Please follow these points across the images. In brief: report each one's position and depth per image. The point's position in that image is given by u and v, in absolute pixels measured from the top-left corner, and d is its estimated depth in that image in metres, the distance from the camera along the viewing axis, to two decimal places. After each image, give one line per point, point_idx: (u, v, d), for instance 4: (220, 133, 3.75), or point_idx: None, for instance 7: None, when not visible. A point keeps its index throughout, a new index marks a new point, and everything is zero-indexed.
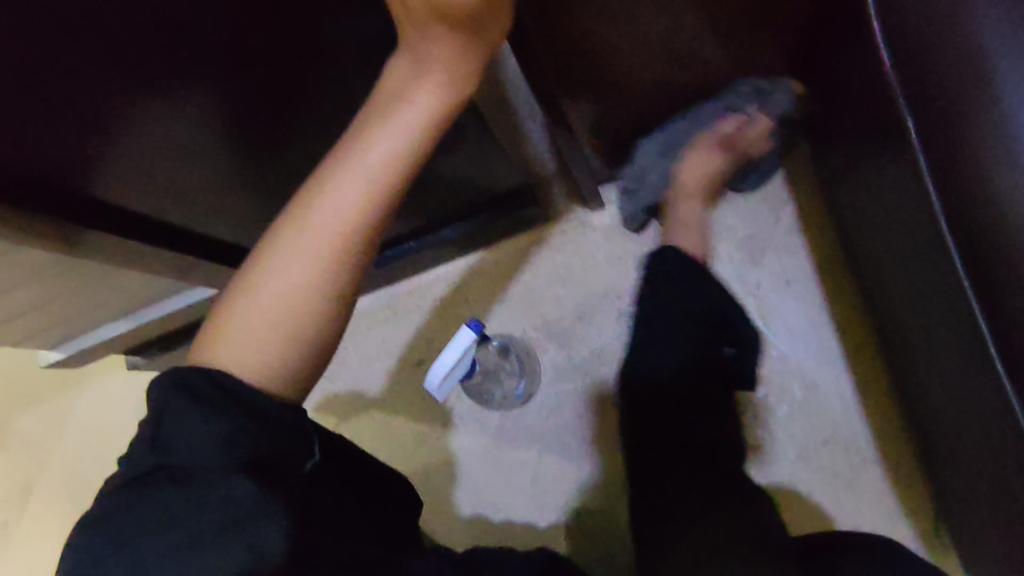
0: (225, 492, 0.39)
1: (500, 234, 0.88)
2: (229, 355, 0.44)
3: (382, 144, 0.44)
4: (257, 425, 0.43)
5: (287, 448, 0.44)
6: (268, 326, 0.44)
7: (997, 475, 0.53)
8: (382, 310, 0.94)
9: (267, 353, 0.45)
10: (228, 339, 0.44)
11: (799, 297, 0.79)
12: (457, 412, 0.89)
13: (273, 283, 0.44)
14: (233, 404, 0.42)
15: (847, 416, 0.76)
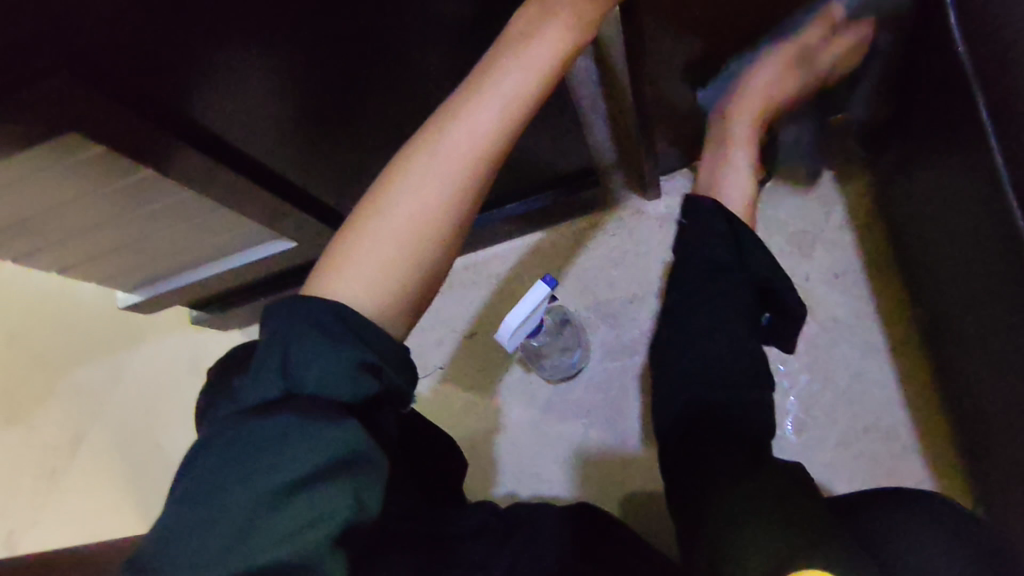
0: (334, 441, 0.41)
1: (560, 215, 0.92)
2: (358, 284, 0.48)
3: (510, 83, 0.51)
4: (373, 363, 0.45)
5: (393, 388, 0.47)
6: (397, 246, 0.49)
7: None
8: (438, 283, 0.98)
9: (393, 280, 0.48)
10: (355, 267, 0.48)
11: (847, 289, 0.83)
12: (507, 383, 0.93)
13: (406, 207, 0.49)
14: (357, 342, 0.45)
15: (889, 405, 0.79)
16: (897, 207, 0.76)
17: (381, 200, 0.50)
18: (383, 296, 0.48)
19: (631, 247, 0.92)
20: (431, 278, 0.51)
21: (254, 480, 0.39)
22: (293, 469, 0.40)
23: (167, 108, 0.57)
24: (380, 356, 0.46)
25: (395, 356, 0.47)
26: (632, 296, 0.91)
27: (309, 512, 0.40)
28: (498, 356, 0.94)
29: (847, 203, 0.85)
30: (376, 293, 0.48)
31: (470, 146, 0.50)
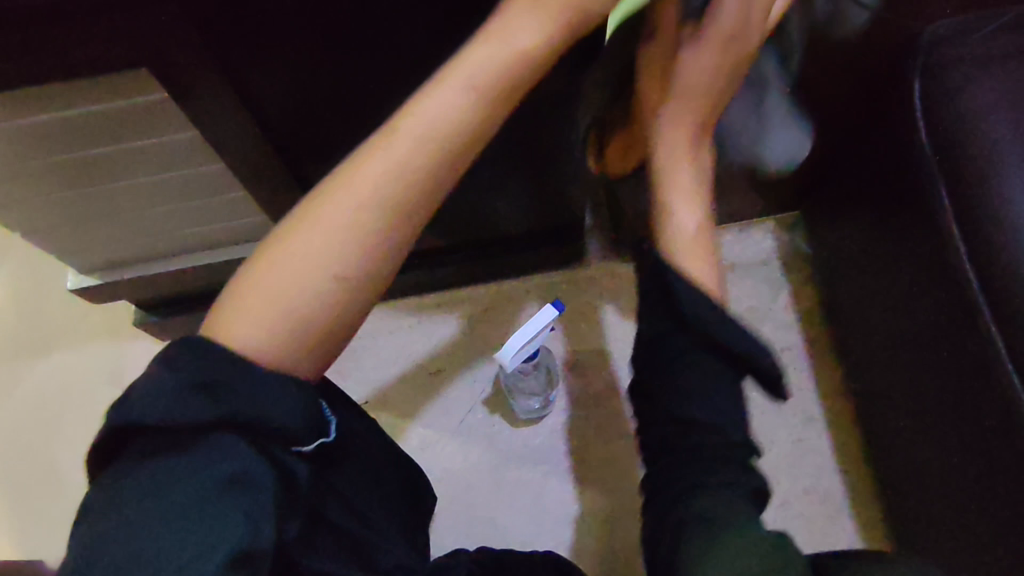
0: (180, 482, 0.35)
1: (538, 266, 0.97)
2: (236, 323, 0.41)
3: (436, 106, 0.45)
4: (214, 387, 0.37)
5: (270, 414, 0.38)
6: (285, 282, 0.42)
7: (992, 484, 0.63)
8: (408, 317, 0.98)
9: (287, 316, 0.41)
10: (245, 303, 0.41)
11: (791, 365, 0.93)
12: (469, 423, 0.92)
13: (295, 242, 0.43)
14: (201, 377, 0.37)
15: (826, 473, 0.87)
16: (838, 293, 0.88)
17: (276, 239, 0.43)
18: (269, 328, 0.41)
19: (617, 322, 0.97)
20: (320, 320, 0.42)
21: (119, 537, 0.33)
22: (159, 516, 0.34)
23: (243, 77, 0.58)
24: (224, 384, 0.37)
25: (268, 381, 0.38)
26: (599, 348, 0.95)
27: (188, 547, 0.33)
28: (462, 394, 0.94)
29: (792, 289, 0.97)
30: (267, 331, 0.41)
31: (376, 171, 0.44)
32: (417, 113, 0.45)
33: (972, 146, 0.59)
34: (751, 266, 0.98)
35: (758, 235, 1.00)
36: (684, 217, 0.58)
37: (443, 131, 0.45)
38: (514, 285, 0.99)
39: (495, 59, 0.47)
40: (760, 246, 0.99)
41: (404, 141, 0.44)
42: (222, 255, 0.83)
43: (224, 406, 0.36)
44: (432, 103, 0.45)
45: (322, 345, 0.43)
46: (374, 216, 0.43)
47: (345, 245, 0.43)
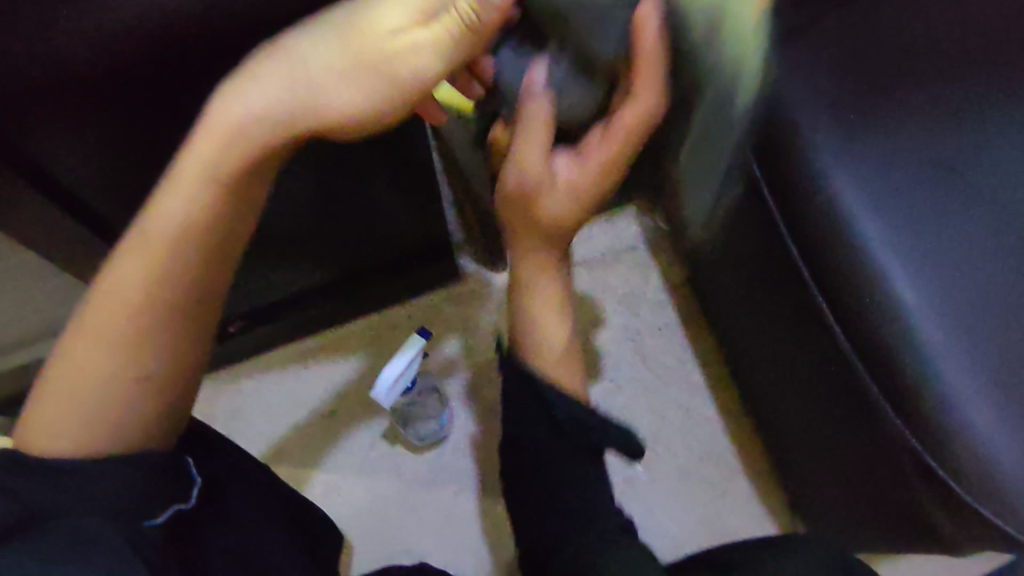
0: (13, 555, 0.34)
1: (415, 290, 0.97)
2: (59, 422, 0.42)
3: (173, 203, 0.44)
4: (23, 488, 0.38)
5: (95, 493, 0.40)
6: (108, 387, 0.43)
7: (841, 425, 0.69)
8: (294, 363, 0.96)
9: (84, 420, 0.42)
10: (46, 406, 0.42)
11: (672, 342, 0.97)
12: (371, 460, 0.91)
13: (115, 349, 0.43)
14: (28, 480, 0.38)
15: (716, 438, 0.92)
16: (698, 267, 0.93)
17: (87, 336, 0.43)
18: (95, 427, 0.43)
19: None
20: (146, 404, 0.45)
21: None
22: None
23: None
24: (46, 483, 0.39)
25: (115, 476, 0.41)
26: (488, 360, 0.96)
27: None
28: (358, 432, 0.92)
29: (661, 269, 1.01)
30: (62, 429, 0.42)
31: (160, 273, 0.44)
32: (164, 215, 0.44)
33: (774, 122, 0.63)
34: (621, 253, 1.02)
35: (624, 222, 1.03)
36: (553, 327, 0.59)
37: (190, 232, 0.44)
38: (397, 312, 0.98)
39: (244, 141, 0.43)
40: (627, 233, 1.03)
41: (181, 248, 0.44)
42: None
43: (41, 500, 0.38)
44: (175, 207, 0.44)
45: (128, 436, 0.44)
46: (165, 316, 0.45)
47: (135, 349, 0.44)
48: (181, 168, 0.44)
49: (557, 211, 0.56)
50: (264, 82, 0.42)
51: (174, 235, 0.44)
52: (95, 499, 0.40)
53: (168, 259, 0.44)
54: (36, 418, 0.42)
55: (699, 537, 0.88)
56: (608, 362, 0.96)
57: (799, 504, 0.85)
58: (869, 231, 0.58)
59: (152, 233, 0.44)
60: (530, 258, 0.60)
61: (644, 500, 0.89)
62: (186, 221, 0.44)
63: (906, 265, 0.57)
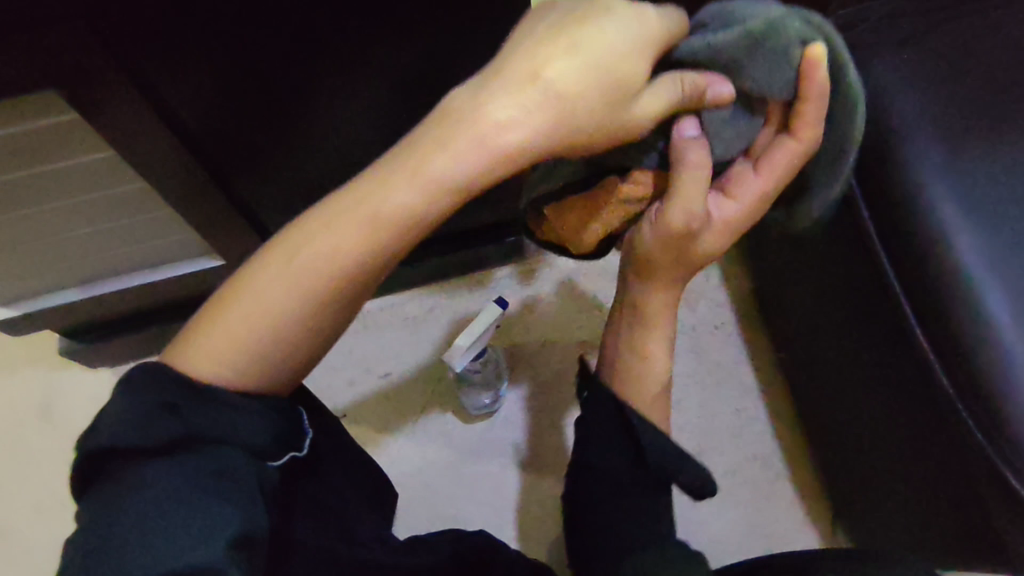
0: (179, 472, 0.35)
1: (478, 264, 0.98)
2: (221, 361, 0.40)
3: (405, 192, 0.38)
4: (182, 407, 0.37)
5: (239, 427, 0.39)
6: (276, 344, 0.41)
7: (904, 435, 0.69)
8: (352, 324, 0.98)
9: (244, 367, 0.40)
10: (213, 334, 0.40)
11: (726, 341, 0.98)
12: (421, 424, 0.93)
13: (292, 315, 0.40)
14: (177, 400, 0.37)
15: (764, 439, 0.93)
16: (762, 269, 0.94)
17: (272, 289, 0.40)
18: (250, 375, 0.41)
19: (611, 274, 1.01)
20: (297, 362, 0.43)
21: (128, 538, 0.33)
22: (152, 507, 0.34)
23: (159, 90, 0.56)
24: (196, 408, 0.38)
25: (250, 414, 0.40)
26: (543, 339, 0.97)
27: (188, 526, 0.33)
28: (412, 396, 0.94)
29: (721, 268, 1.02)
30: (224, 368, 0.40)
31: (357, 255, 0.40)
32: (387, 200, 0.38)
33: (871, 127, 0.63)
34: None
35: None
36: (661, 361, 0.55)
37: (404, 230, 0.39)
38: (457, 284, 1.00)
39: (497, 157, 0.37)
40: None
41: (391, 241, 0.39)
42: (145, 277, 0.80)
43: (194, 419, 0.37)
44: (403, 198, 0.38)
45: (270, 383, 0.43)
46: (345, 300, 0.41)
47: (306, 317, 0.41)
48: (433, 159, 0.37)
49: (716, 250, 0.53)
50: (544, 96, 0.36)
51: (390, 229, 0.39)
52: (233, 430, 0.39)
53: (374, 246, 0.40)
54: (200, 344, 0.40)
55: (740, 535, 0.88)
56: None
57: (844, 511, 0.85)
58: (960, 241, 0.58)
59: (371, 207, 0.39)
60: (654, 298, 0.55)
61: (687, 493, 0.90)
62: (408, 216, 0.38)
63: (997, 282, 0.56)
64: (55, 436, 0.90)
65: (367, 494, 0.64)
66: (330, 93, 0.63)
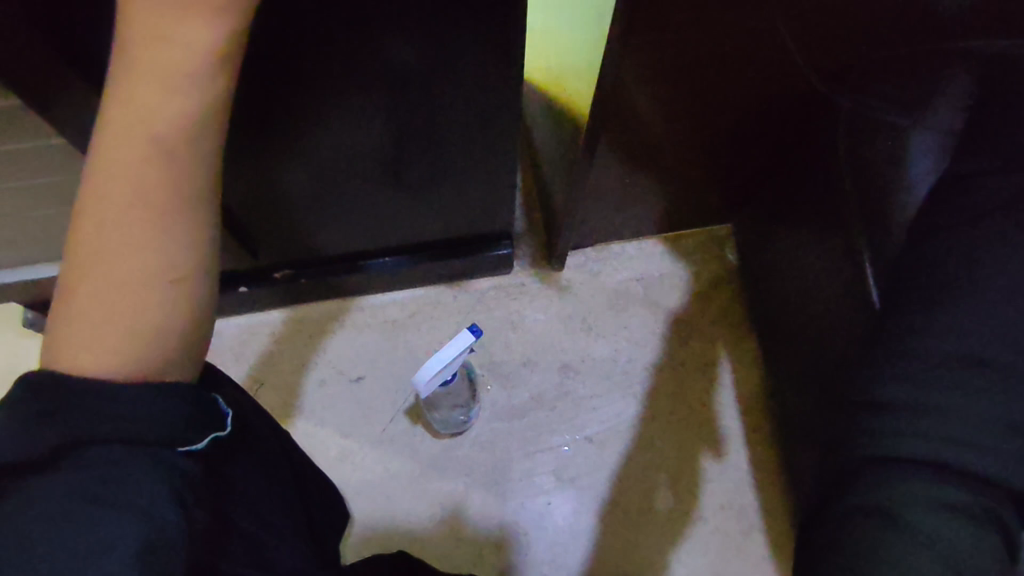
0: (62, 482, 0.32)
1: (468, 271, 0.95)
2: (76, 349, 0.36)
3: (148, 82, 0.35)
4: (65, 412, 0.34)
5: (135, 419, 0.36)
6: (114, 304, 0.37)
7: None
8: (330, 322, 0.94)
9: (114, 348, 0.36)
10: (63, 326, 0.37)
11: (716, 381, 0.94)
12: (389, 433, 0.89)
13: (121, 259, 0.37)
14: (53, 406, 0.34)
15: (741, 489, 0.89)
16: (762, 310, 0.90)
17: (88, 244, 0.37)
18: (112, 354, 0.36)
19: (602, 298, 0.97)
20: (166, 315, 0.38)
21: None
22: (28, 523, 0.31)
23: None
24: (80, 409, 0.35)
25: (149, 400, 0.36)
26: (526, 357, 0.94)
27: (70, 543, 0.31)
28: (382, 404, 0.91)
29: (720, 302, 0.98)
30: (91, 357, 0.36)
31: (156, 167, 0.36)
32: (140, 99, 0.36)
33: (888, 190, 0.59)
34: (681, 279, 0.98)
35: (690, 247, 1.00)
36: None
37: (173, 116, 0.36)
38: (444, 291, 0.96)
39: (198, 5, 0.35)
40: (691, 260, 0.99)
41: (184, 138, 0.37)
42: None
43: (82, 423, 0.34)
44: (152, 88, 0.35)
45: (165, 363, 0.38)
46: (179, 213, 0.38)
47: (163, 252, 0.37)
48: (141, 30, 0.35)
49: None
50: None
51: (159, 122, 0.36)
52: (127, 424, 0.35)
53: (155, 149, 0.36)
54: (53, 349, 0.37)
55: None
56: (646, 386, 0.93)
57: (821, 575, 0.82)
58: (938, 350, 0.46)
59: (124, 116, 0.36)
60: None
61: (658, 536, 0.87)
62: (150, 97, 0.35)
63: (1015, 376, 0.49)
64: None
65: (309, 519, 0.61)
66: (317, 89, 0.60)
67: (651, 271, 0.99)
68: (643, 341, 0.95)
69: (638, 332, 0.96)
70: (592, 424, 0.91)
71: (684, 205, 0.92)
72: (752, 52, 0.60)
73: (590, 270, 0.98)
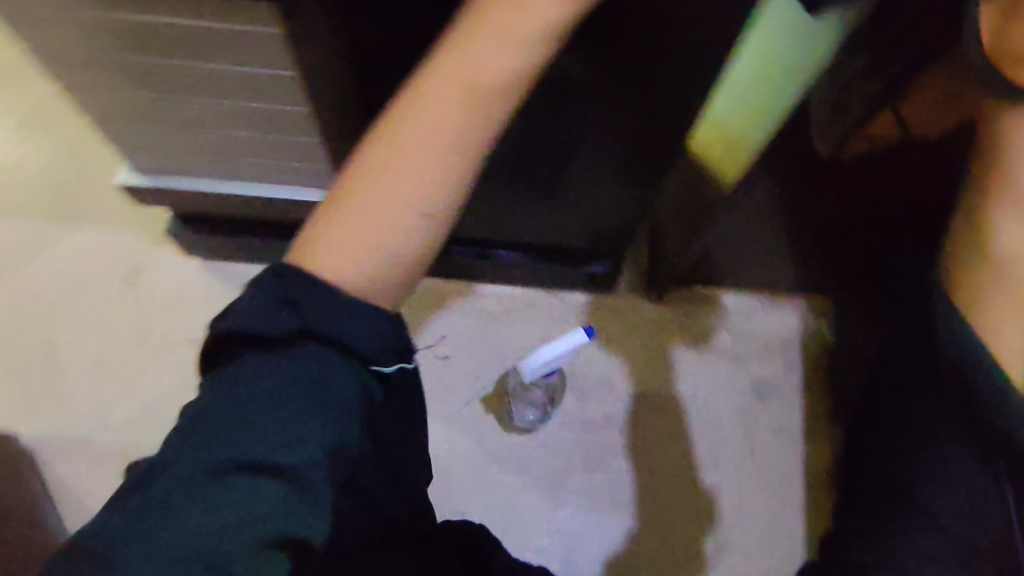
0: (284, 368, 0.44)
1: (572, 284, 0.99)
2: (338, 248, 0.47)
3: (470, 65, 0.44)
4: (301, 309, 0.46)
5: (344, 328, 0.46)
6: (376, 224, 0.47)
7: None
8: (431, 298, 0.99)
9: (360, 257, 0.47)
10: (336, 225, 0.47)
11: (786, 447, 0.94)
12: (463, 416, 0.92)
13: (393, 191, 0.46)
14: (293, 298, 0.46)
15: (790, 558, 0.89)
16: (850, 389, 0.91)
17: (374, 170, 0.47)
18: (360, 260, 0.47)
19: (691, 340, 0.99)
20: (406, 244, 0.48)
21: (230, 424, 0.43)
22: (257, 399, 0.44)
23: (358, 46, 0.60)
24: (310, 308, 0.46)
25: (364, 315, 0.47)
26: (607, 378, 0.96)
27: (287, 426, 0.44)
28: (462, 387, 0.94)
29: (805, 372, 0.99)
30: (346, 257, 0.47)
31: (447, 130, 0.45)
32: (458, 76, 0.45)
33: None
34: (771, 340, 1.00)
35: (787, 312, 1.01)
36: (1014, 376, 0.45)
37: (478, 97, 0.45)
38: (543, 296, 1.00)
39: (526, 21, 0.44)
40: (785, 323, 1.01)
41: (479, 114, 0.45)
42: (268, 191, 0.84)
43: (309, 320, 0.46)
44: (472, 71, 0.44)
45: (387, 277, 0.48)
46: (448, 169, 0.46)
47: (423, 197, 0.47)
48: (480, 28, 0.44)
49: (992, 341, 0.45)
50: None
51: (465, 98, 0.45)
52: (336, 335, 0.46)
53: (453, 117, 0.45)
54: (321, 237, 0.48)
55: None
56: (718, 435, 0.94)
57: None
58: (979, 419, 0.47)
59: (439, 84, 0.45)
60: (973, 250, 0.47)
61: None
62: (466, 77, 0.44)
63: None
64: (128, 308, 0.94)
65: None
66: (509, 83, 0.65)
67: (744, 325, 1.00)
68: (722, 390, 0.97)
69: (719, 380, 0.97)
70: (658, 459, 0.93)
71: (796, 270, 0.94)
72: (916, 140, 0.63)
73: (685, 310, 1.01)
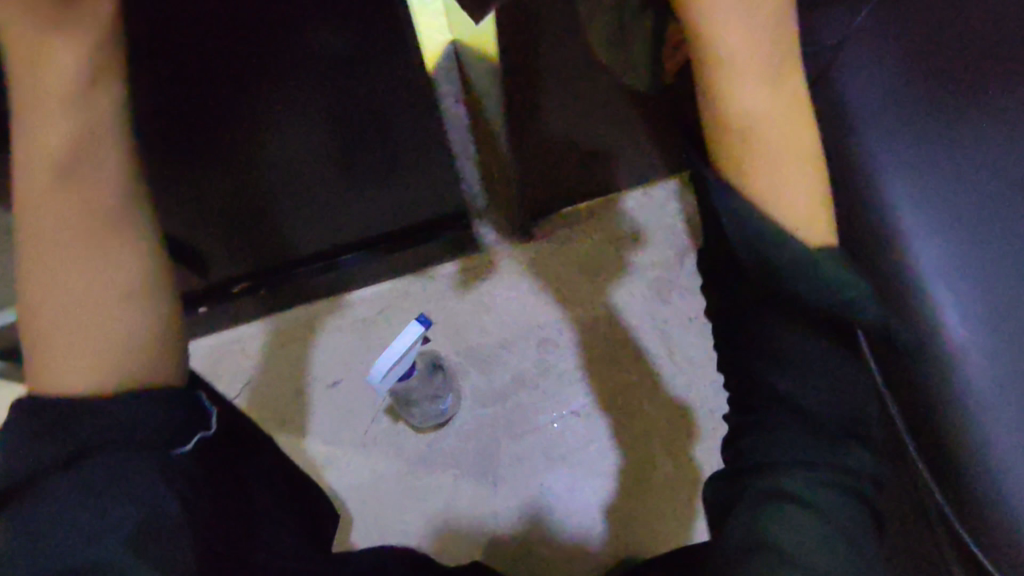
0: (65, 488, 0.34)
1: (435, 256, 0.92)
2: (62, 368, 0.39)
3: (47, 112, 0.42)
4: (67, 439, 0.36)
5: (117, 424, 0.37)
6: (82, 316, 0.40)
7: None
8: (301, 328, 0.92)
9: (93, 354, 0.39)
10: (46, 356, 0.39)
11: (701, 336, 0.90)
12: (373, 434, 0.88)
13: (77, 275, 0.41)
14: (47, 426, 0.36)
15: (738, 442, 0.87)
16: None
17: (40, 276, 0.41)
18: (93, 357, 0.39)
19: (574, 265, 0.93)
20: (136, 316, 0.41)
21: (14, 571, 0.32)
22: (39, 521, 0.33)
23: None
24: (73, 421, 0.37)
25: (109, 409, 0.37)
26: (504, 337, 0.91)
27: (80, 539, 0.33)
28: (361, 405, 0.89)
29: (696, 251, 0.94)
30: (74, 369, 0.39)
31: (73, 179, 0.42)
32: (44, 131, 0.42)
33: None
34: (654, 232, 0.94)
35: (662, 196, 0.96)
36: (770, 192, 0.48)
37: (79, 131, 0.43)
38: (412, 279, 0.93)
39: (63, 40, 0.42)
40: (662, 208, 0.95)
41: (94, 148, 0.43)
42: None
43: (86, 443, 0.36)
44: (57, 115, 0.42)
45: (139, 359, 0.40)
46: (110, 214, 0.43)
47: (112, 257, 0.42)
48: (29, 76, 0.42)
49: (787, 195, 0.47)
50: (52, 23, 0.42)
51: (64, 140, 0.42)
52: (113, 429, 0.37)
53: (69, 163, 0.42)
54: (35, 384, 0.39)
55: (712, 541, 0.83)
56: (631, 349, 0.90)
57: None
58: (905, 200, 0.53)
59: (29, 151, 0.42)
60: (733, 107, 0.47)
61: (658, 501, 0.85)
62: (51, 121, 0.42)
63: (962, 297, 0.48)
64: None
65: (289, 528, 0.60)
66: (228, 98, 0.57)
67: (621, 228, 0.95)
68: (622, 304, 0.92)
69: (617, 296, 0.92)
70: (578, 398, 0.88)
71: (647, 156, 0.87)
72: None
73: (558, 238, 0.94)
